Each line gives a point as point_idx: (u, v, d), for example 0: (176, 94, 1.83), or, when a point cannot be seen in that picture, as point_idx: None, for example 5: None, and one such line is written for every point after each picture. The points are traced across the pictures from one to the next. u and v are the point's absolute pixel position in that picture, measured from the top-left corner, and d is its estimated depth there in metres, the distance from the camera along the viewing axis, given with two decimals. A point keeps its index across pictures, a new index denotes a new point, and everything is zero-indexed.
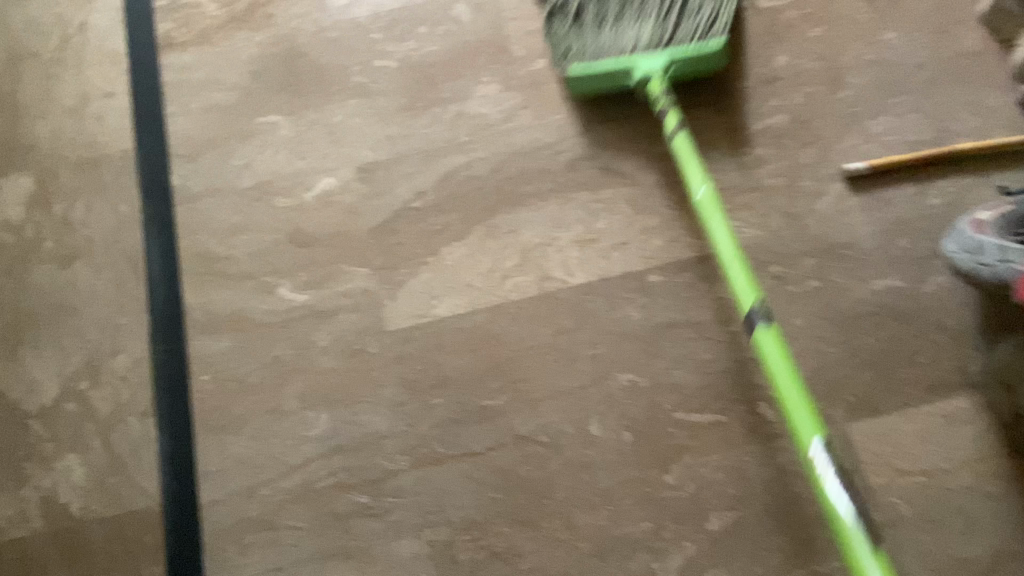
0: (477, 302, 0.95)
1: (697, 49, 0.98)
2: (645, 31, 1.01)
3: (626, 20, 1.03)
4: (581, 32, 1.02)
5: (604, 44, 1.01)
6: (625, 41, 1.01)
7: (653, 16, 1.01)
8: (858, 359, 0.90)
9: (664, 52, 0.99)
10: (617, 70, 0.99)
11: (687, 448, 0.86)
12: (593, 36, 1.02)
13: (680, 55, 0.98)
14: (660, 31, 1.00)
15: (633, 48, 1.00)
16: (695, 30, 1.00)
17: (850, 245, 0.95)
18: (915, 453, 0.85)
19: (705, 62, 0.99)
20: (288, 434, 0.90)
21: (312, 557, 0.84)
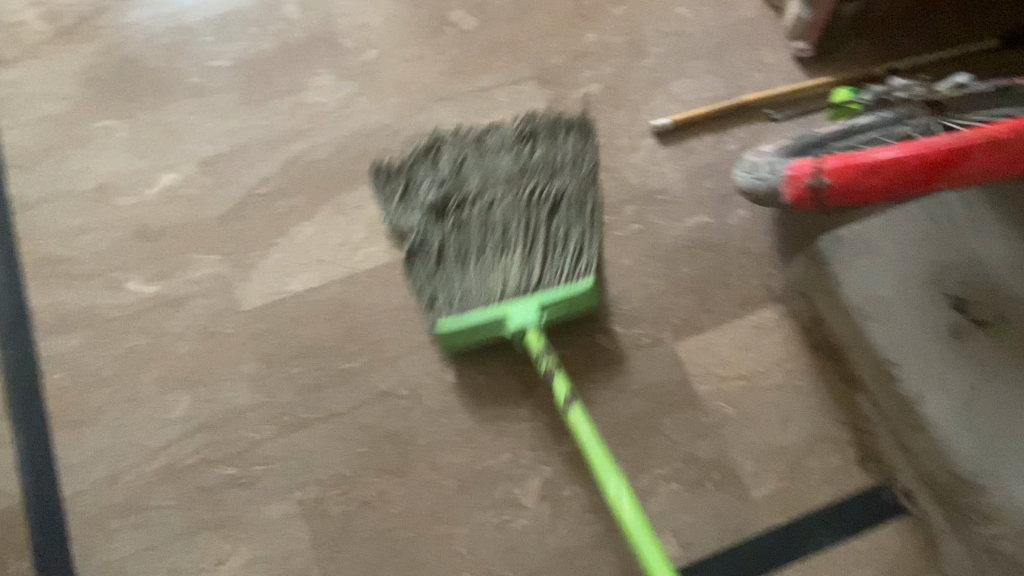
0: (330, 275, 0.99)
1: (567, 289, 0.91)
2: (511, 277, 0.93)
3: (487, 252, 0.95)
4: (447, 277, 0.95)
5: (468, 283, 0.93)
6: (489, 275, 0.93)
7: (518, 265, 0.94)
8: (680, 286, 1.00)
9: (531, 298, 0.91)
10: (490, 326, 0.90)
11: (536, 382, 0.93)
12: (454, 278, 0.94)
13: (549, 301, 0.90)
14: (526, 266, 0.93)
15: (500, 293, 0.92)
16: (562, 273, 0.93)
17: (664, 190, 1.06)
18: (735, 361, 0.96)
19: (577, 305, 0.92)
20: (148, 420, 0.90)
21: (183, 532, 0.85)
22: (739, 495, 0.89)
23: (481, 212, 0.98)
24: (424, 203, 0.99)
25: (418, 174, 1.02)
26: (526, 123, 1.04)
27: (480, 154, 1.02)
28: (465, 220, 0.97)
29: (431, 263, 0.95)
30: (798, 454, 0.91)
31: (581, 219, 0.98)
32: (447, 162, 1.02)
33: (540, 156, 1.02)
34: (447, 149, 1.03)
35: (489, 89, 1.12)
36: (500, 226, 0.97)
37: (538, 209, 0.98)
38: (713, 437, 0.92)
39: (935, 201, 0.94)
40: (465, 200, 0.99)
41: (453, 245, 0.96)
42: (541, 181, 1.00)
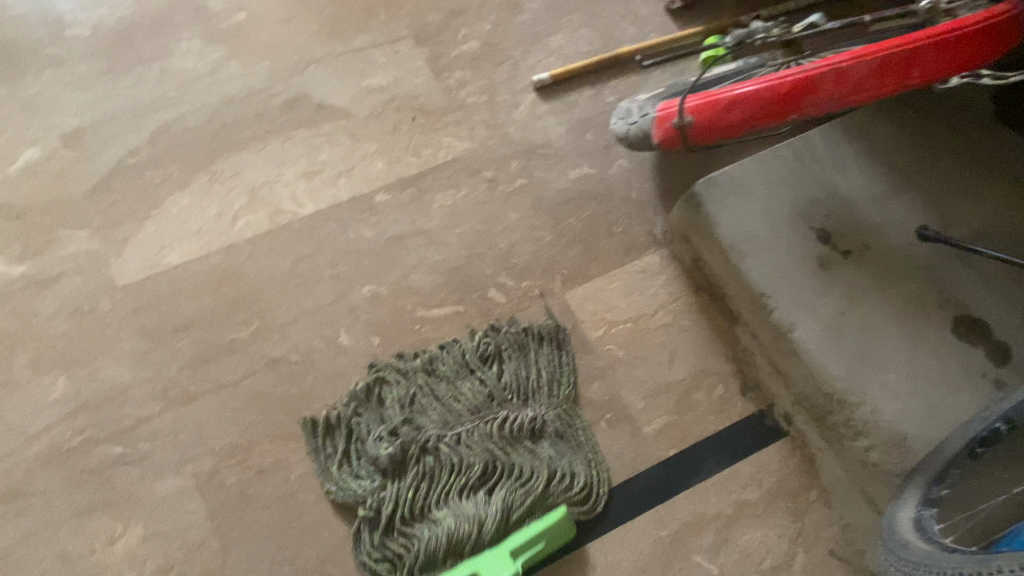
0: (212, 245, 0.96)
1: (537, 520, 0.82)
2: (492, 501, 0.83)
3: (460, 488, 0.84)
4: (409, 538, 0.81)
5: (441, 526, 0.81)
6: (470, 513, 0.82)
7: (500, 497, 0.83)
8: (567, 237, 1.02)
9: (498, 548, 0.81)
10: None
11: (430, 340, 0.95)
12: (430, 522, 0.82)
13: (519, 550, 0.81)
14: (509, 497, 0.83)
15: (477, 520, 0.81)
16: (546, 490, 0.84)
17: (547, 144, 1.07)
18: (623, 305, 0.98)
19: (553, 542, 0.83)
20: (24, 404, 0.86)
21: (69, 515, 0.82)
22: (633, 431, 0.91)
23: (463, 472, 0.84)
24: (378, 456, 0.84)
25: (363, 431, 0.87)
26: (488, 342, 0.93)
27: (436, 387, 0.90)
28: (435, 470, 0.84)
29: (400, 513, 0.81)
30: (686, 388, 0.94)
31: (559, 437, 0.89)
32: (398, 414, 0.88)
33: (501, 388, 0.90)
34: (392, 397, 0.89)
35: (366, 49, 1.11)
36: (478, 466, 0.84)
37: (516, 448, 0.87)
38: (606, 378, 0.94)
39: (802, 145, 1.00)
40: (435, 457, 0.85)
41: (420, 472, 0.84)
42: (514, 417, 0.88)
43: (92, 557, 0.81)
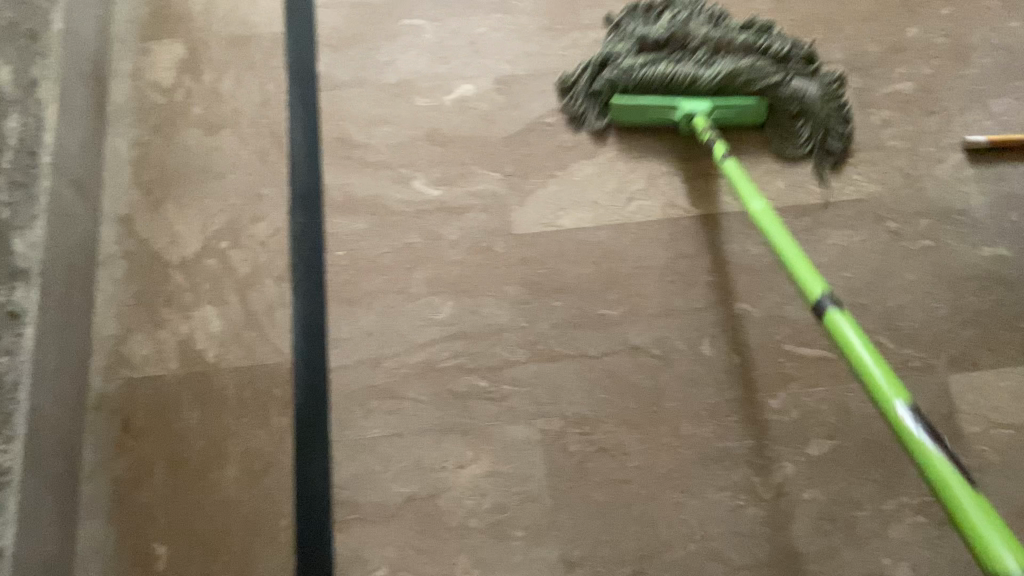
0: (603, 219, 0.99)
1: (743, 91, 0.99)
2: (717, 69, 0.98)
3: (696, 64, 1.00)
4: (631, 87, 1.00)
5: (664, 72, 0.99)
6: (695, 75, 0.98)
7: (723, 69, 0.98)
8: (963, 316, 0.93)
9: (709, 101, 0.98)
10: (660, 109, 1.00)
11: (792, 377, 0.91)
12: (657, 67, 1.00)
13: (722, 103, 0.99)
14: (726, 71, 0.98)
15: (694, 81, 0.98)
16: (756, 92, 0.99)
17: (963, 211, 0.98)
18: (1009, 409, 0.89)
19: (746, 122, 1.00)
20: (415, 315, 0.94)
21: (430, 428, 0.89)
22: None
23: (708, 58, 1.00)
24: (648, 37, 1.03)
25: (646, 20, 1.06)
26: (799, 50, 1.02)
27: (724, 30, 1.03)
28: (687, 53, 1.01)
29: (641, 61, 1.00)
30: None
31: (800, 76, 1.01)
32: (680, 15, 1.04)
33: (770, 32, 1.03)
34: (676, 7, 1.05)
35: None
36: (722, 56, 1.01)
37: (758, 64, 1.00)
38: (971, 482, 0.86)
39: None
40: (692, 46, 1.02)
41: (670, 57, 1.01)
42: (770, 44, 1.01)
43: (442, 473, 0.87)
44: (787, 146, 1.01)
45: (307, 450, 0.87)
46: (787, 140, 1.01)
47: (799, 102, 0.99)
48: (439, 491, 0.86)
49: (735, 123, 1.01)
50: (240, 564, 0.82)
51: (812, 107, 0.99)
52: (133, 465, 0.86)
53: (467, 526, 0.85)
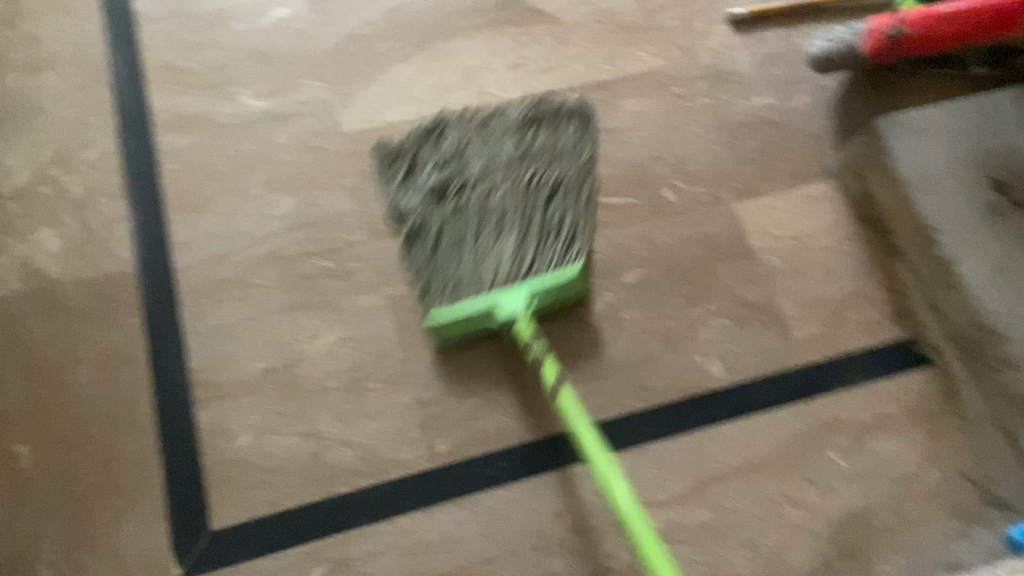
0: (423, 111, 1.07)
1: (550, 228, 0.93)
2: (511, 239, 0.92)
3: (483, 225, 0.93)
4: (443, 262, 0.92)
5: (458, 272, 0.91)
6: (486, 253, 0.91)
7: (506, 246, 0.91)
8: (742, 155, 1.08)
9: (522, 285, 0.88)
10: (478, 316, 0.88)
11: (605, 224, 1.03)
12: (446, 241, 0.93)
13: (535, 290, 0.89)
14: (519, 249, 0.91)
15: (489, 279, 0.89)
16: (553, 258, 0.91)
17: (734, 72, 1.13)
18: (788, 224, 1.04)
19: (563, 292, 0.92)
20: (254, 212, 0.99)
21: (281, 309, 0.94)
22: (782, 334, 0.97)
23: (487, 200, 0.96)
24: (427, 185, 0.98)
25: (420, 164, 1.00)
26: (544, 124, 1.03)
27: (484, 138, 1.01)
28: (464, 192, 0.96)
29: (430, 244, 0.93)
30: (839, 307, 0.99)
31: (558, 163, 0.99)
32: (457, 141, 1.00)
33: (530, 185, 0.96)
34: (457, 131, 1.01)
35: None
36: (496, 196, 0.96)
37: (536, 197, 0.96)
38: (763, 285, 1.00)
39: (987, 100, 1.02)
40: (467, 187, 0.96)
41: (452, 201, 0.96)
42: (529, 142, 1.00)
43: (297, 346, 0.92)
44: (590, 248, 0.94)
45: (162, 342, 0.91)
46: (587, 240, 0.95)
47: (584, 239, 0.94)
48: (295, 361, 0.91)
49: (558, 296, 0.93)
50: (103, 451, 0.85)
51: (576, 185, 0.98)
52: None
53: (326, 386, 0.90)
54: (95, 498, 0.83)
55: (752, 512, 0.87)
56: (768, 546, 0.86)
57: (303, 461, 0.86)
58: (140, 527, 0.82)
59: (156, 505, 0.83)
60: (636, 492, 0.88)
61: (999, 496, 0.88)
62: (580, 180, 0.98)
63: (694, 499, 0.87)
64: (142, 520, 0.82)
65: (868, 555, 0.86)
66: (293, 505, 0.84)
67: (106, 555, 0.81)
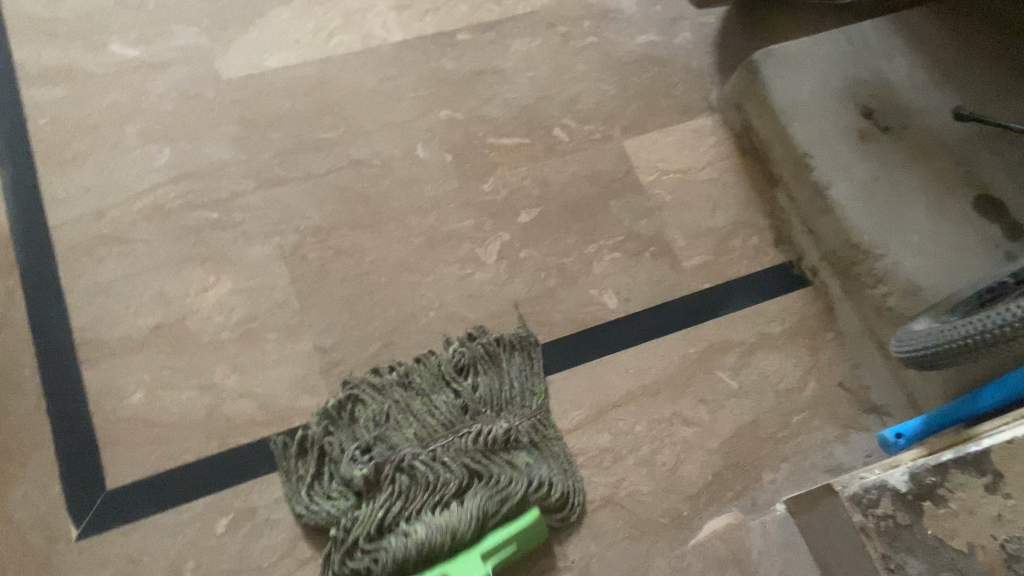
0: (307, 56, 1.04)
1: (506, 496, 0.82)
2: (469, 505, 0.80)
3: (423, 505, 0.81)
4: (385, 542, 0.78)
5: (406, 533, 0.78)
6: (445, 518, 0.79)
7: (470, 508, 0.80)
8: (629, 93, 1.10)
9: (473, 554, 0.79)
10: None
11: (498, 164, 1.03)
12: (401, 526, 0.79)
13: (494, 545, 0.80)
14: (473, 508, 0.80)
15: (447, 524, 0.79)
16: (512, 492, 0.82)
17: (618, 12, 1.15)
18: (675, 158, 1.07)
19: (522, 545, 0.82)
20: (132, 165, 0.95)
21: (167, 263, 0.91)
22: (672, 264, 1.00)
23: (431, 463, 0.83)
24: (351, 477, 0.81)
25: (339, 443, 0.84)
26: (484, 377, 0.90)
27: (412, 400, 0.87)
28: (408, 486, 0.81)
29: (360, 545, 0.78)
30: (725, 236, 1.03)
31: (506, 413, 0.88)
32: (379, 437, 0.85)
33: (476, 453, 0.84)
34: (371, 407, 0.86)
35: None
36: (441, 476, 0.82)
37: (482, 460, 0.84)
38: (653, 217, 1.02)
39: (854, 31, 1.07)
40: (409, 472, 0.82)
41: (385, 454, 0.83)
42: (472, 398, 0.88)
43: (187, 300, 0.90)
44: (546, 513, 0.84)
45: (41, 303, 0.87)
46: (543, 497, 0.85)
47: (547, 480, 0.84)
48: (186, 315, 0.89)
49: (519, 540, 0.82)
50: None
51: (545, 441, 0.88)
52: None
53: (219, 338, 0.89)
54: None
55: (648, 433, 0.90)
56: (665, 463, 0.89)
57: (199, 415, 0.85)
58: (29, 491, 0.79)
59: (48, 465, 0.80)
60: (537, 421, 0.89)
61: (873, 403, 0.95)
62: (532, 430, 0.88)
63: (593, 424, 0.90)
64: (35, 481, 0.80)
65: (759, 465, 0.90)
66: (192, 458, 0.83)
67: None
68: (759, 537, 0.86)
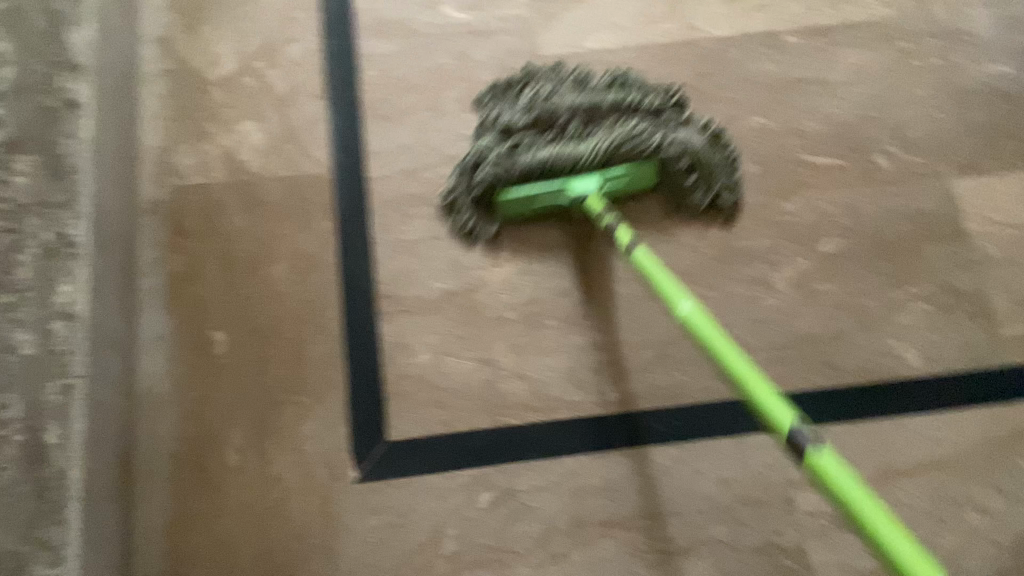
0: (627, 41, 1.01)
1: (634, 155, 0.88)
2: (597, 143, 0.87)
3: (558, 147, 0.88)
4: (515, 158, 0.88)
5: (542, 151, 0.88)
6: (581, 148, 0.87)
7: (602, 145, 0.87)
8: (967, 127, 0.98)
9: (597, 171, 0.88)
10: (548, 193, 0.88)
11: (808, 184, 0.96)
12: (539, 148, 0.89)
13: (610, 176, 0.88)
14: (606, 143, 0.87)
15: (581, 158, 0.87)
16: (648, 135, 0.88)
17: (970, 33, 1.02)
18: (1009, 210, 0.95)
19: (633, 183, 0.91)
20: (448, 130, 0.97)
21: (465, 232, 0.93)
22: (986, 329, 0.90)
23: (582, 131, 0.91)
24: (507, 123, 0.92)
25: (504, 102, 0.96)
26: (658, 99, 0.94)
27: (575, 90, 0.94)
28: (561, 136, 0.91)
29: (494, 160, 0.88)
30: None
31: (678, 130, 0.92)
32: (541, 89, 0.94)
33: (622, 124, 0.91)
34: (540, 81, 0.95)
35: None
36: (579, 127, 0.91)
37: (619, 125, 0.91)
38: (973, 273, 0.92)
39: None
40: (561, 124, 0.92)
41: (541, 101, 0.93)
42: (641, 100, 0.93)
43: (478, 272, 0.91)
44: (687, 198, 0.92)
45: (351, 251, 0.92)
46: (688, 194, 0.92)
47: (686, 157, 0.89)
48: (476, 287, 0.91)
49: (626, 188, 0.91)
50: (292, 350, 0.87)
51: (702, 160, 0.90)
52: (188, 262, 0.90)
53: (504, 316, 0.90)
54: (281, 393, 0.86)
55: (931, 510, 0.83)
56: (945, 548, 0.82)
57: (477, 388, 0.87)
58: (320, 427, 0.85)
59: (339, 408, 0.85)
60: None
61: None
62: (698, 141, 0.91)
63: (873, 487, 0.84)
64: (324, 421, 0.85)
65: None
66: (464, 429, 0.85)
67: (291, 448, 0.84)
68: None
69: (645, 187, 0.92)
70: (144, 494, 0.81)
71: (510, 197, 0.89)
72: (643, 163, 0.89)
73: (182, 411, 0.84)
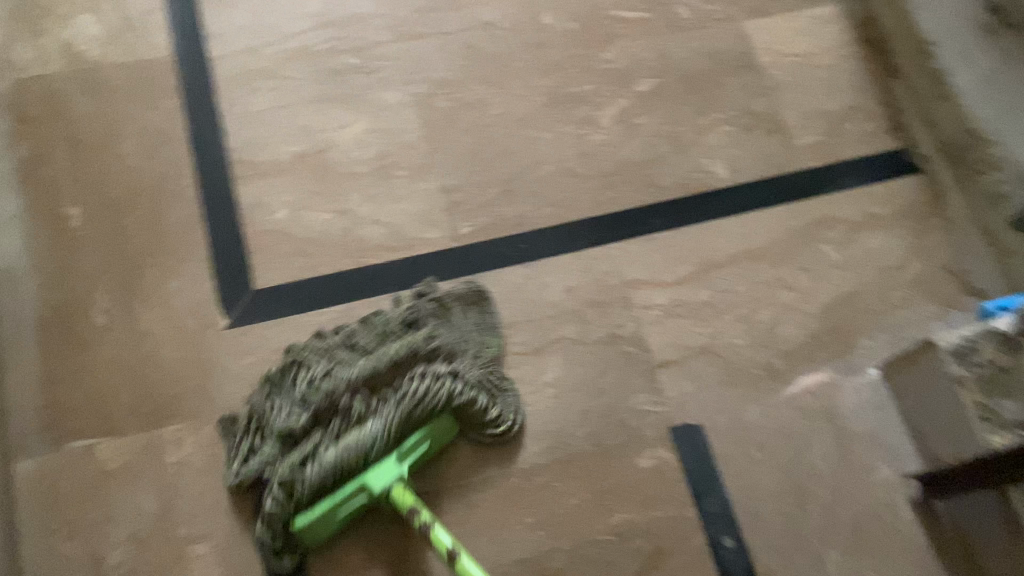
0: None
1: (442, 410, 0.79)
2: (378, 427, 0.76)
3: (354, 441, 0.75)
4: (311, 469, 0.74)
5: (318, 485, 0.73)
6: (368, 437, 0.75)
7: (392, 420, 0.76)
8: None
9: (393, 458, 0.75)
10: (344, 503, 0.74)
11: (621, 35, 1.06)
12: (319, 474, 0.73)
13: (405, 453, 0.76)
14: (390, 426, 0.76)
15: (370, 448, 0.75)
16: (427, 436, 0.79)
17: None
18: (795, 44, 1.07)
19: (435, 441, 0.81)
20: (284, 9, 1.02)
21: (309, 100, 0.98)
22: (784, 143, 1.02)
23: (370, 407, 0.78)
24: (284, 428, 0.77)
25: (280, 394, 0.81)
26: (419, 307, 0.86)
27: (351, 351, 0.83)
28: (344, 422, 0.78)
29: (290, 472, 0.74)
30: (838, 120, 1.04)
31: (449, 311, 0.87)
32: (312, 373, 0.80)
33: (409, 396, 0.78)
34: (308, 362, 0.81)
35: None
36: (364, 402, 0.78)
37: (415, 381, 0.79)
38: (768, 96, 1.04)
39: None
40: (340, 404, 0.78)
41: (316, 457, 0.75)
42: (417, 339, 0.82)
43: (328, 134, 0.97)
44: None
45: (200, 124, 0.95)
46: None
47: (475, 390, 0.82)
48: (326, 147, 0.96)
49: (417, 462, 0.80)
50: (151, 217, 0.90)
51: None
52: (36, 146, 0.92)
53: (356, 171, 0.95)
54: (145, 256, 0.89)
55: (748, 293, 0.94)
56: (763, 321, 0.92)
57: (337, 234, 0.92)
58: (186, 281, 0.88)
59: (203, 264, 0.89)
60: (644, 273, 0.94)
61: (975, 286, 0.96)
62: (468, 318, 0.88)
63: (693, 282, 0.94)
64: (189, 277, 0.88)
65: (856, 331, 0.93)
66: (329, 271, 0.90)
67: (157, 305, 0.87)
68: (850, 396, 0.90)
69: (445, 442, 0.83)
70: (13, 359, 0.83)
71: (304, 524, 0.73)
72: (440, 416, 0.80)
73: (44, 281, 0.86)
